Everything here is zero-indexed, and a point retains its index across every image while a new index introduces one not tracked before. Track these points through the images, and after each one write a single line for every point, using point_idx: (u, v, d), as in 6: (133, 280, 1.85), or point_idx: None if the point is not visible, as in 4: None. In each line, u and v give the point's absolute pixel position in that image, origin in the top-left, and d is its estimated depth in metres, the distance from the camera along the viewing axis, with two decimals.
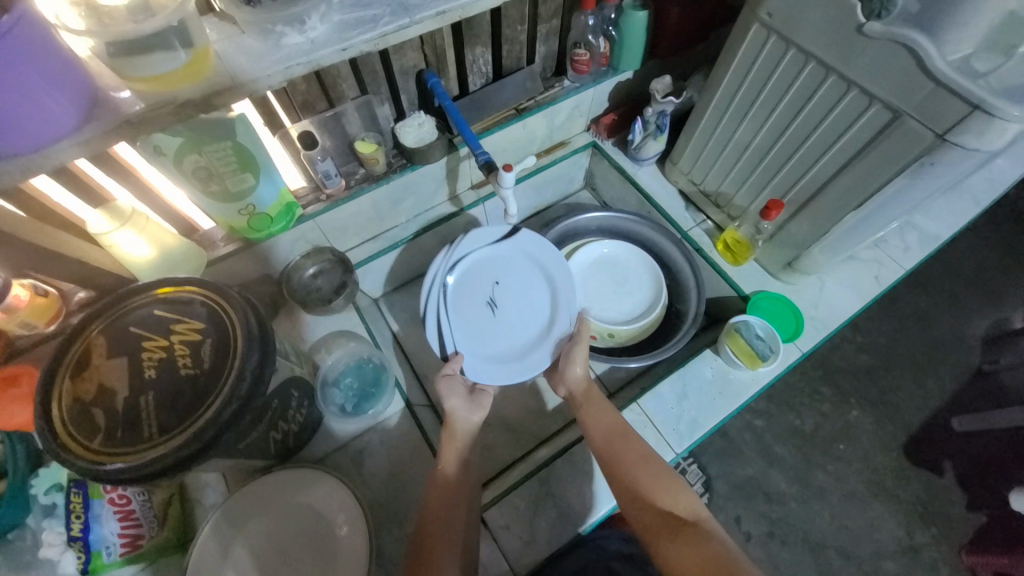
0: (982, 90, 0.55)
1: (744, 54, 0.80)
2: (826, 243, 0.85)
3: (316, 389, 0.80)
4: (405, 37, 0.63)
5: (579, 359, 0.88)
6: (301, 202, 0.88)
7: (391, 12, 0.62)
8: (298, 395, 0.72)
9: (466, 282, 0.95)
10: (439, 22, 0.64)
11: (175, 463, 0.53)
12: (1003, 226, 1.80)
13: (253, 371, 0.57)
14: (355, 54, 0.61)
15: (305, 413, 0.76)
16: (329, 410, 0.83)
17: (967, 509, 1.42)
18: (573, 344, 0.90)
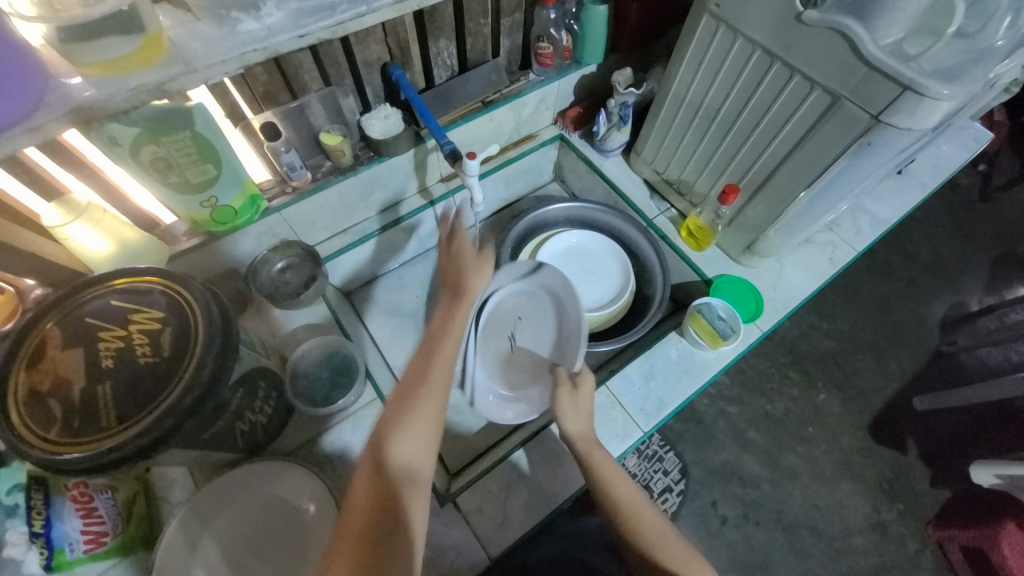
0: (911, 71, 0.59)
1: (696, 45, 0.83)
2: (780, 225, 0.89)
3: (284, 380, 0.80)
4: (364, 25, 0.64)
5: (568, 409, 0.76)
6: (266, 195, 0.88)
7: (350, 0, 0.62)
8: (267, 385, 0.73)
9: (494, 318, 1.01)
10: (398, 10, 0.65)
11: (135, 451, 0.53)
12: (954, 213, 1.89)
13: (215, 358, 0.57)
14: (314, 41, 0.62)
15: (273, 405, 0.75)
16: (299, 401, 0.83)
17: (930, 484, 1.49)
18: (563, 390, 0.79)
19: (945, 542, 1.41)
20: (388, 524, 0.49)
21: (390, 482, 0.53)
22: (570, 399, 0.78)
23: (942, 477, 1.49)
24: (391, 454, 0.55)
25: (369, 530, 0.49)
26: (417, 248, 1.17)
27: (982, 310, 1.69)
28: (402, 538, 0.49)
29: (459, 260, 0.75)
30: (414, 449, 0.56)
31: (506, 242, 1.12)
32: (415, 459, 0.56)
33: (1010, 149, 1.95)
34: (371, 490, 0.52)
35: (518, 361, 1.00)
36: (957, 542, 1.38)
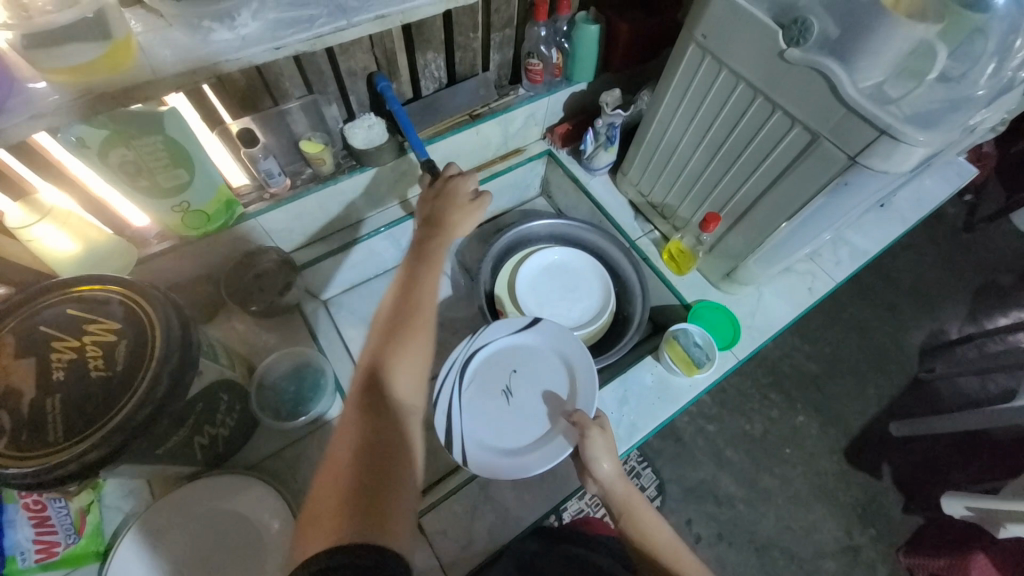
0: (888, 116, 0.59)
1: (682, 72, 0.83)
2: (759, 255, 0.89)
3: (250, 393, 0.78)
4: (343, 39, 0.62)
5: (603, 452, 0.75)
6: (243, 200, 0.86)
7: (330, 13, 0.62)
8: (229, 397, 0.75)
9: (485, 372, 0.92)
10: (380, 26, 0.64)
11: (81, 468, 0.51)
12: (938, 242, 1.91)
13: (170, 375, 0.55)
14: (290, 54, 0.61)
15: (235, 417, 0.74)
16: (264, 413, 0.80)
17: (902, 511, 1.50)
18: (592, 432, 0.76)
19: (914, 568, 1.39)
20: (388, 439, 0.53)
21: (386, 408, 0.57)
22: (602, 441, 0.76)
23: (916, 504, 1.50)
24: (383, 387, 0.58)
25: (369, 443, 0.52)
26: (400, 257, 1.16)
27: (962, 339, 1.70)
28: (399, 453, 0.53)
29: (447, 202, 0.78)
30: (402, 382, 0.60)
31: (487, 259, 1.11)
32: (404, 391, 0.60)
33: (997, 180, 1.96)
34: (368, 414, 0.55)
35: (516, 416, 0.88)
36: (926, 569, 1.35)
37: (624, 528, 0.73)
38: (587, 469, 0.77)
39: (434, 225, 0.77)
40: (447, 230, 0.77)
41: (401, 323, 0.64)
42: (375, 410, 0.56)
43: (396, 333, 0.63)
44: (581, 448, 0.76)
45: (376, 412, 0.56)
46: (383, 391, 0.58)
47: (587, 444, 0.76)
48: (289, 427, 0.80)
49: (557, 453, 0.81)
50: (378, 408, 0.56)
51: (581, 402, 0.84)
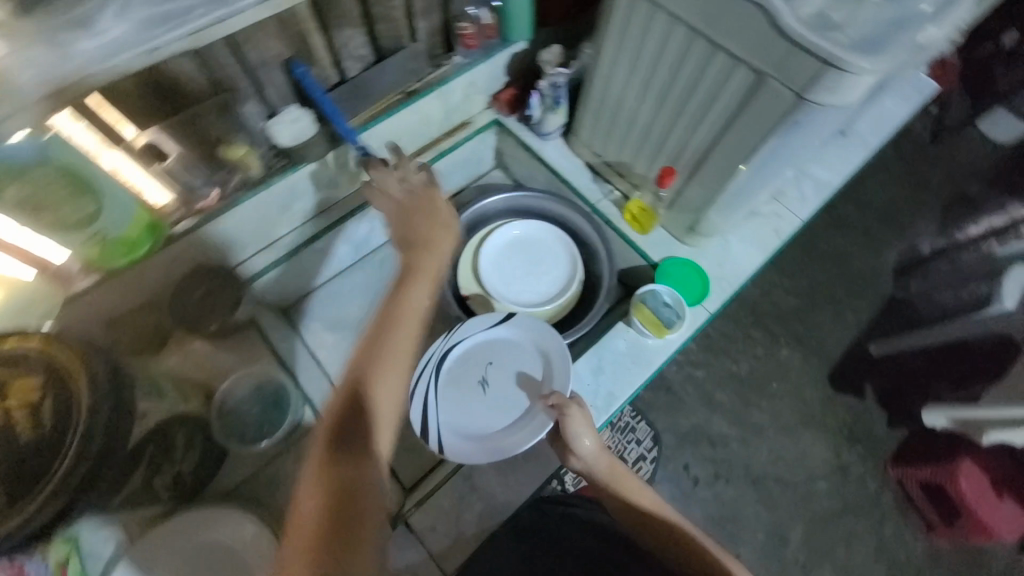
0: (831, 46, 0.55)
1: (618, 20, 0.77)
2: (718, 205, 0.87)
3: (212, 423, 0.84)
4: (222, 30, 0.64)
5: (585, 430, 0.75)
6: (171, 220, 0.78)
7: (209, 4, 0.60)
8: (180, 432, 0.81)
9: (460, 366, 0.89)
10: (266, 9, 0.65)
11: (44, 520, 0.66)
12: (907, 156, 1.84)
13: (99, 429, 0.71)
14: (169, 52, 0.62)
15: (198, 450, 0.81)
16: (229, 441, 0.83)
17: (886, 425, 1.51)
18: (573, 412, 0.75)
19: (905, 479, 1.45)
20: (351, 490, 0.53)
21: (352, 456, 0.56)
22: (582, 418, 0.75)
23: (897, 417, 1.51)
24: (350, 434, 0.57)
25: (332, 493, 0.52)
26: (355, 252, 1.10)
27: (933, 254, 1.68)
28: (361, 505, 0.52)
29: (430, 219, 0.73)
30: (370, 427, 0.59)
31: (443, 249, 1.07)
32: (372, 435, 0.58)
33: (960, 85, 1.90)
34: (332, 464, 0.55)
35: (495, 406, 0.88)
36: (917, 479, 1.44)
37: (612, 497, 0.75)
38: (568, 448, 0.77)
39: (414, 244, 0.72)
40: (433, 246, 0.72)
41: (373, 363, 0.62)
42: (340, 459, 0.55)
43: (366, 375, 0.61)
44: (562, 429, 0.76)
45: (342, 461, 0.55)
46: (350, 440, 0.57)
47: (567, 424, 0.75)
48: (254, 451, 0.83)
49: (539, 431, 0.81)
50: (343, 458, 0.55)
51: (557, 382, 0.85)
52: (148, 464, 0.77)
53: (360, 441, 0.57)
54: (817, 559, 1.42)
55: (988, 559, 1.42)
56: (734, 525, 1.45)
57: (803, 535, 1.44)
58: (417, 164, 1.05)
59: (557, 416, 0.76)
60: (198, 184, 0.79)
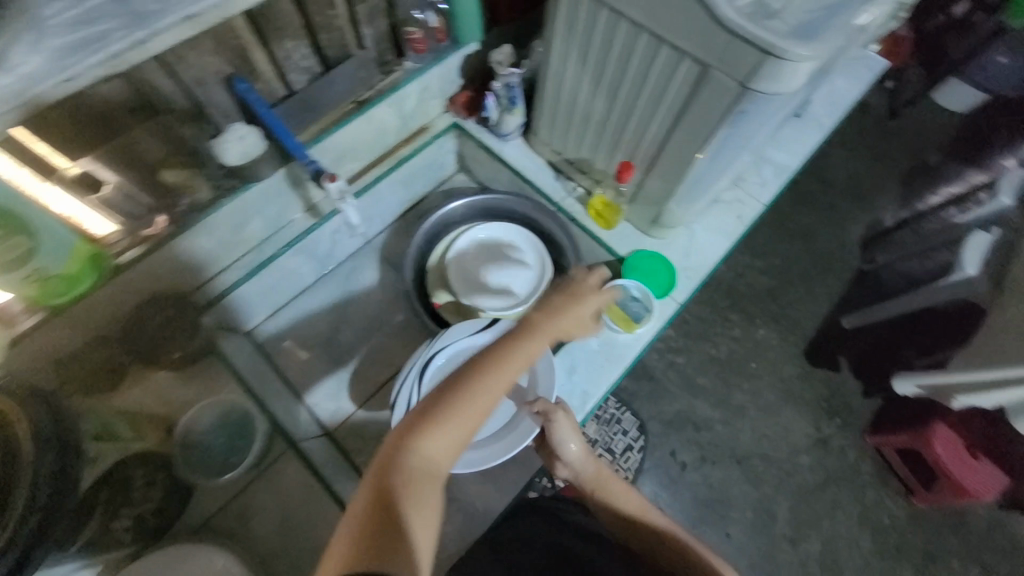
0: (770, 35, 0.56)
1: (564, 17, 0.76)
2: (678, 197, 0.87)
3: (174, 458, 0.82)
4: (147, 52, 0.59)
5: (570, 436, 0.79)
6: (114, 250, 0.76)
7: (124, 24, 0.56)
8: (140, 472, 0.79)
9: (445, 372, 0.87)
10: (191, 27, 0.60)
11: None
12: (864, 132, 1.88)
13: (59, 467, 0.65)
14: (86, 80, 0.57)
15: (160, 489, 0.79)
16: (196, 476, 0.82)
17: (863, 395, 1.52)
18: (558, 417, 0.78)
19: (881, 446, 1.44)
20: (401, 506, 0.47)
21: (418, 472, 0.50)
22: (567, 424, 0.79)
23: (874, 388, 1.52)
24: (424, 446, 0.51)
25: (384, 499, 0.48)
26: (319, 269, 1.08)
27: (898, 225, 1.68)
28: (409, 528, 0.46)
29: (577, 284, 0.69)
30: (443, 449, 0.52)
31: (408, 258, 1.05)
32: (443, 456, 0.52)
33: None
34: (395, 468, 0.50)
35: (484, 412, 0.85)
36: (893, 445, 1.39)
37: (600, 500, 0.80)
38: (555, 454, 0.81)
39: (562, 292, 0.67)
40: (572, 300, 0.67)
41: (475, 376, 0.56)
42: (405, 469, 0.50)
43: (461, 388, 0.55)
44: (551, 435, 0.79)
45: (405, 472, 0.50)
46: (420, 453, 0.51)
47: (554, 430, 0.79)
48: (220, 483, 0.82)
49: (524, 435, 0.82)
50: (408, 468, 0.50)
51: (542, 388, 0.83)
52: (104, 509, 0.74)
53: (429, 459, 0.51)
54: (805, 529, 1.40)
55: (971, 520, 1.40)
56: (721, 506, 1.41)
57: (789, 509, 1.41)
58: (376, 174, 1.03)
59: (544, 422, 0.79)
60: (141, 212, 0.78)
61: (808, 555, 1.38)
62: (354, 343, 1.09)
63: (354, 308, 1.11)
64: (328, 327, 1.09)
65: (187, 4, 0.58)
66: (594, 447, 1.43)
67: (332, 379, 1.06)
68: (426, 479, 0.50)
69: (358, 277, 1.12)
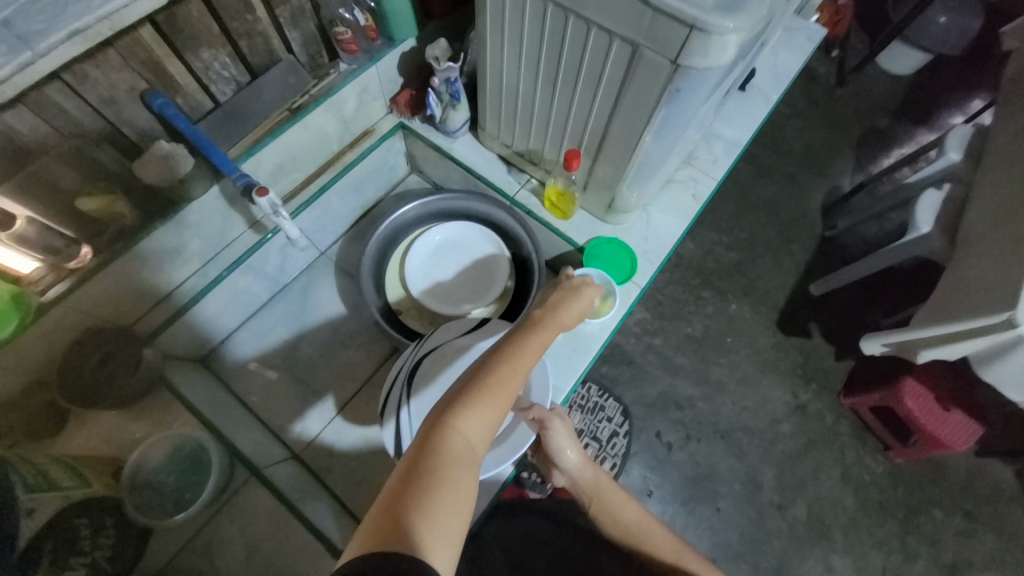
0: (692, 9, 0.54)
1: (492, 5, 0.74)
2: (628, 181, 0.86)
3: (127, 500, 0.77)
4: (36, 73, 0.58)
5: (568, 443, 0.79)
6: (37, 288, 0.71)
7: (9, 50, 0.55)
8: (86, 520, 0.71)
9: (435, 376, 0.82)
10: (82, 43, 0.60)
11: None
12: (817, 100, 1.89)
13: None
14: None
15: (113, 533, 0.73)
16: (150, 517, 0.77)
17: (835, 358, 1.54)
18: (556, 424, 0.78)
19: (857, 407, 1.44)
20: (437, 483, 0.44)
21: (455, 451, 0.47)
22: (564, 432, 0.79)
23: (845, 349, 1.54)
24: (459, 424, 0.49)
25: (419, 471, 0.45)
26: (273, 286, 1.05)
27: (854, 189, 1.67)
28: (443, 504, 0.43)
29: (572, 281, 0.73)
30: (479, 432, 0.50)
31: (364, 269, 1.01)
32: (477, 439, 0.49)
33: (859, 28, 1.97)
34: (429, 445, 0.47)
35: None
36: (867, 404, 1.40)
37: (596, 508, 0.79)
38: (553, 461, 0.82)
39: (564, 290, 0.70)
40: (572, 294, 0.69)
41: (503, 360, 0.55)
42: (441, 446, 0.47)
43: (492, 370, 0.54)
44: (547, 441, 0.79)
45: (441, 449, 0.47)
46: (456, 433, 0.48)
47: (551, 436, 0.79)
48: (174, 523, 0.78)
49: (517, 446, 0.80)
50: (444, 445, 0.47)
51: (537, 395, 0.83)
52: (53, 558, 0.65)
53: (465, 439, 0.48)
54: (791, 496, 1.40)
55: (950, 471, 1.42)
56: (709, 482, 1.41)
57: (774, 478, 1.42)
58: (320, 184, 1.00)
59: (540, 429, 0.79)
60: (63, 244, 0.72)
61: (796, 520, 1.38)
62: (316, 360, 1.05)
63: (315, 323, 1.07)
64: (288, 345, 1.05)
65: (73, 18, 0.58)
66: (580, 437, 1.42)
67: (297, 400, 1.02)
68: (461, 460, 0.47)
69: (312, 293, 1.09)
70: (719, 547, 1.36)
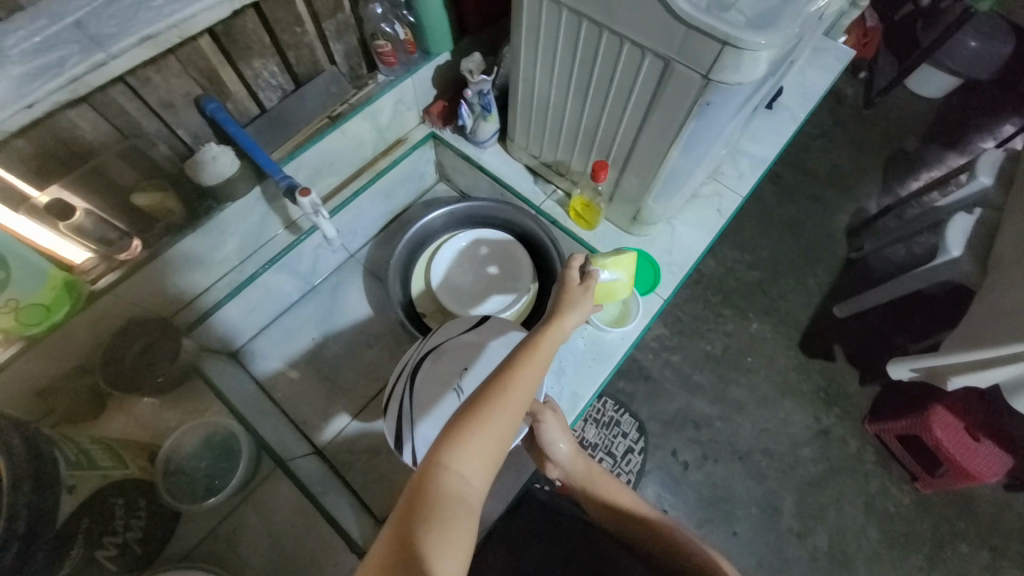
0: (724, 25, 0.56)
1: (528, 21, 0.77)
2: (654, 192, 0.88)
3: (159, 484, 0.80)
4: (107, 73, 0.63)
5: (559, 435, 0.84)
6: (88, 276, 0.75)
7: (82, 49, 0.60)
8: (121, 500, 0.74)
9: (432, 372, 0.82)
10: (152, 48, 0.65)
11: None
12: (844, 121, 1.88)
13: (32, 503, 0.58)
14: (47, 107, 0.60)
15: (144, 515, 0.76)
16: (179, 501, 0.80)
17: (860, 383, 1.50)
18: (547, 416, 0.83)
19: (881, 434, 1.40)
20: (433, 523, 0.44)
21: (448, 488, 0.47)
22: (556, 423, 0.84)
23: (870, 374, 1.50)
24: (451, 461, 0.49)
25: (413, 513, 0.45)
26: (303, 286, 1.08)
27: (881, 211, 1.65)
28: (437, 544, 0.43)
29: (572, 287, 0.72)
30: (474, 465, 0.49)
31: (392, 272, 1.03)
32: (472, 476, 0.49)
33: (886, 51, 1.96)
34: (424, 486, 0.48)
35: None
36: (892, 432, 1.36)
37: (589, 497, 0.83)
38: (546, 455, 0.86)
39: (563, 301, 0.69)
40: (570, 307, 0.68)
41: (495, 388, 0.55)
42: (434, 486, 0.47)
43: (484, 401, 0.53)
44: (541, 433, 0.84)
45: (435, 489, 0.47)
46: (449, 470, 0.49)
47: (544, 429, 0.83)
48: (207, 506, 0.80)
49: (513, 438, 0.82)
50: (439, 484, 0.47)
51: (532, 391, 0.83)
52: (87, 536, 0.67)
53: (458, 475, 0.48)
54: (812, 523, 1.36)
55: (980, 504, 1.37)
56: (726, 504, 1.38)
57: (795, 504, 1.38)
58: (354, 188, 1.04)
59: (533, 423, 0.83)
60: (116, 236, 0.77)
61: (817, 550, 1.34)
62: (339, 361, 1.08)
63: (340, 324, 1.10)
64: (313, 345, 1.08)
65: (144, 26, 0.63)
66: (595, 451, 1.41)
67: (319, 399, 1.04)
68: (455, 497, 0.47)
69: (340, 295, 1.12)
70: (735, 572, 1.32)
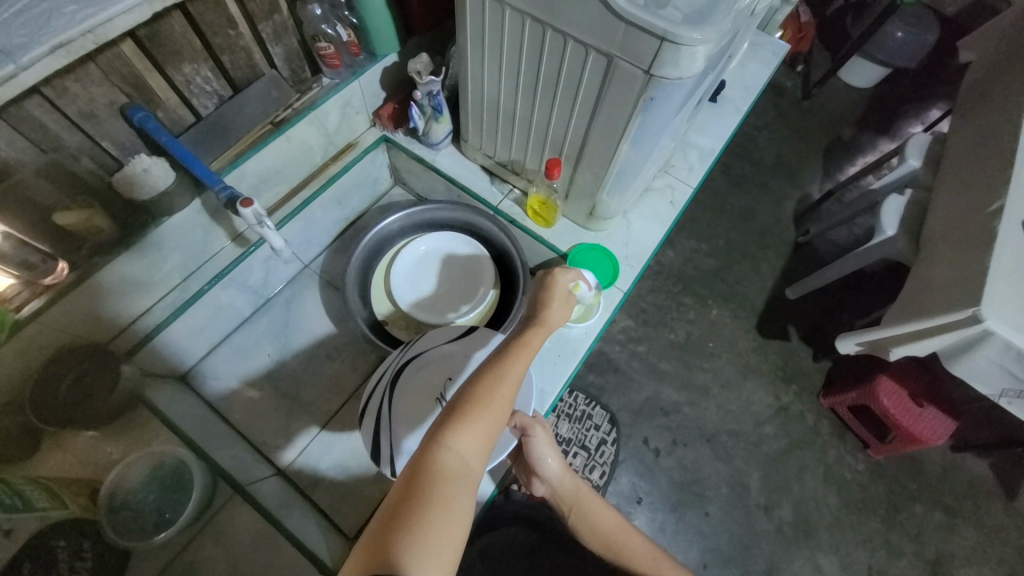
0: (662, 21, 0.57)
1: (472, 21, 0.76)
2: (607, 188, 0.89)
3: (103, 522, 0.75)
4: (18, 86, 0.57)
5: (549, 452, 0.82)
6: (13, 304, 0.68)
7: None
8: (63, 542, 0.69)
9: (417, 377, 0.84)
10: (65, 57, 0.59)
11: None
12: (786, 112, 1.97)
13: None
14: None
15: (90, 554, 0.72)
16: (126, 537, 0.76)
17: (813, 359, 1.58)
18: (537, 432, 0.81)
19: (836, 406, 1.48)
20: (431, 503, 0.45)
21: (448, 468, 0.48)
22: (546, 440, 0.82)
23: (822, 351, 1.58)
24: (450, 444, 0.49)
25: (413, 490, 0.46)
26: (256, 300, 1.04)
27: (824, 197, 1.74)
28: (436, 524, 0.44)
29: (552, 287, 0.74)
30: (471, 449, 0.50)
31: (350, 279, 1.00)
32: (470, 458, 0.50)
33: (820, 45, 2.07)
34: (423, 464, 0.48)
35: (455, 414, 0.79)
36: (845, 403, 1.44)
37: (574, 513, 0.83)
38: (534, 468, 0.85)
39: (545, 301, 0.72)
40: (554, 308, 0.70)
41: (492, 377, 0.56)
42: (433, 467, 0.48)
43: (479, 389, 0.54)
44: (530, 447, 0.82)
45: (434, 469, 0.47)
46: (449, 451, 0.49)
47: (533, 443, 0.82)
48: (156, 543, 0.77)
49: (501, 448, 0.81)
50: (438, 466, 0.48)
51: (521, 402, 0.85)
52: None
53: (457, 457, 0.49)
54: (777, 497, 1.42)
55: (927, 466, 1.47)
56: (697, 487, 1.42)
57: (760, 479, 1.44)
58: (304, 197, 1.00)
59: (522, 436, 0.82)
60: (39, 259, 0.70)
61: (783, 521, 1.40)
62: (299, 375, 1.04)
63: (298, 336, 1.06)
64: (271, 361, 1.04)
65: (56, 32, 0.58)
66: (569, 446, 1.43)
67: (279, 415, 1.00)
68: (455, 479, 0.48)
69: (296, 306, 1.08)
70: (709, 551, 1.36)
